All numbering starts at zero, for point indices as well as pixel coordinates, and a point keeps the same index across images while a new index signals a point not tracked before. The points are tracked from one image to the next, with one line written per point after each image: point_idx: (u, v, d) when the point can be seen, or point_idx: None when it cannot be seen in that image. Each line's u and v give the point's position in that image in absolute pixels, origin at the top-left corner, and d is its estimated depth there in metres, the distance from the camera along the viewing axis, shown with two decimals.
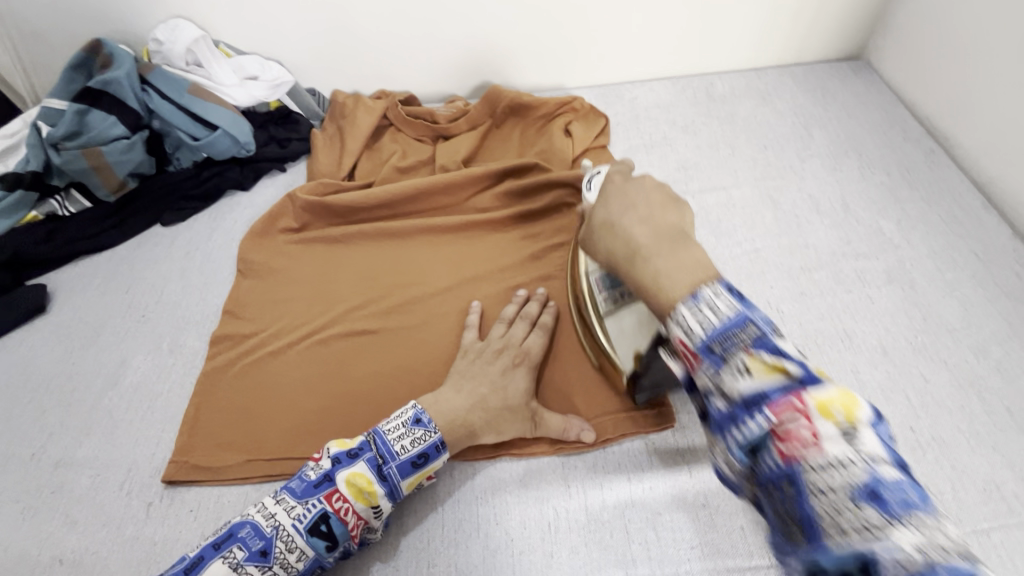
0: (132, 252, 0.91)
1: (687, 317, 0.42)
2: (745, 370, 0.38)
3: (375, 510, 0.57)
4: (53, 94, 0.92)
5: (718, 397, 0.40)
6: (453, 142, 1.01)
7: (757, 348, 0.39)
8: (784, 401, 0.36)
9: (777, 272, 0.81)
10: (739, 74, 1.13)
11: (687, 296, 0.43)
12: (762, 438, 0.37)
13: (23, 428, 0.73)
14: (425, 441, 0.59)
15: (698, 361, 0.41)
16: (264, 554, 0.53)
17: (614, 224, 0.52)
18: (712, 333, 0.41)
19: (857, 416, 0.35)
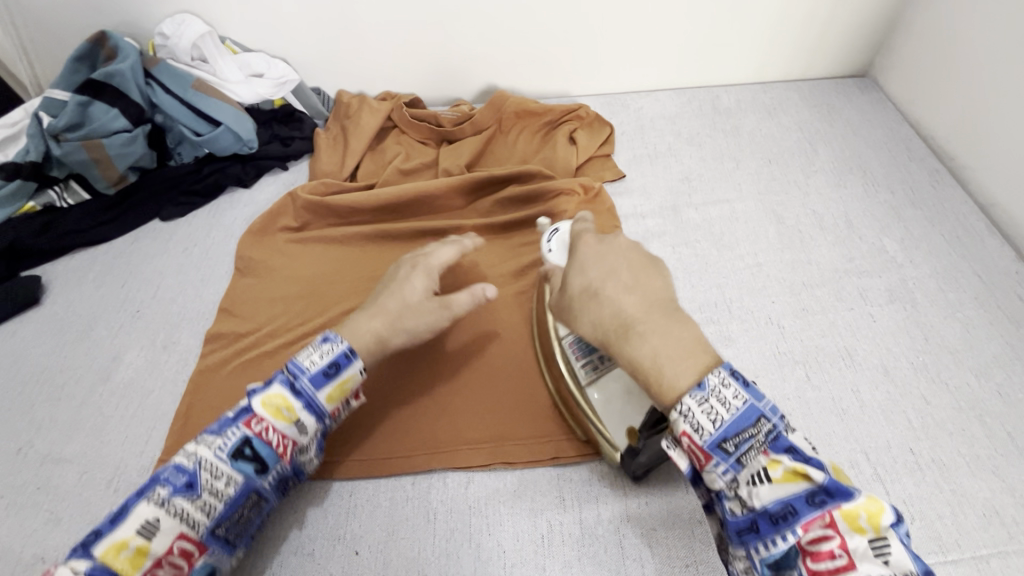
0: (129, 246, 0.91)
1: (697, 412, 0.46)
2: (767, 474, 0.44)
3: (298, 426, 0.57)
4: (56, 85, 0.91)
5: (737, 501, 0.46)
6: (457, 146, 1.01)
7: (773, 450, 0.45)
8: (809, 516, 0.42)
9: (779, 287, 0.80)
10: (746, 88, 1.13)
11: (694, 386, 0.47)
12: (786, 553, 0.43)
13: (11, 422, 0.71)
14: (332, 352, 0.58)
15: (709, 459, 0.46)
16: (190, 486, 0.52)
17: (597, 299, 0.54)
18: (725, 432, 0.46)
19: (880, 522, 0.41)
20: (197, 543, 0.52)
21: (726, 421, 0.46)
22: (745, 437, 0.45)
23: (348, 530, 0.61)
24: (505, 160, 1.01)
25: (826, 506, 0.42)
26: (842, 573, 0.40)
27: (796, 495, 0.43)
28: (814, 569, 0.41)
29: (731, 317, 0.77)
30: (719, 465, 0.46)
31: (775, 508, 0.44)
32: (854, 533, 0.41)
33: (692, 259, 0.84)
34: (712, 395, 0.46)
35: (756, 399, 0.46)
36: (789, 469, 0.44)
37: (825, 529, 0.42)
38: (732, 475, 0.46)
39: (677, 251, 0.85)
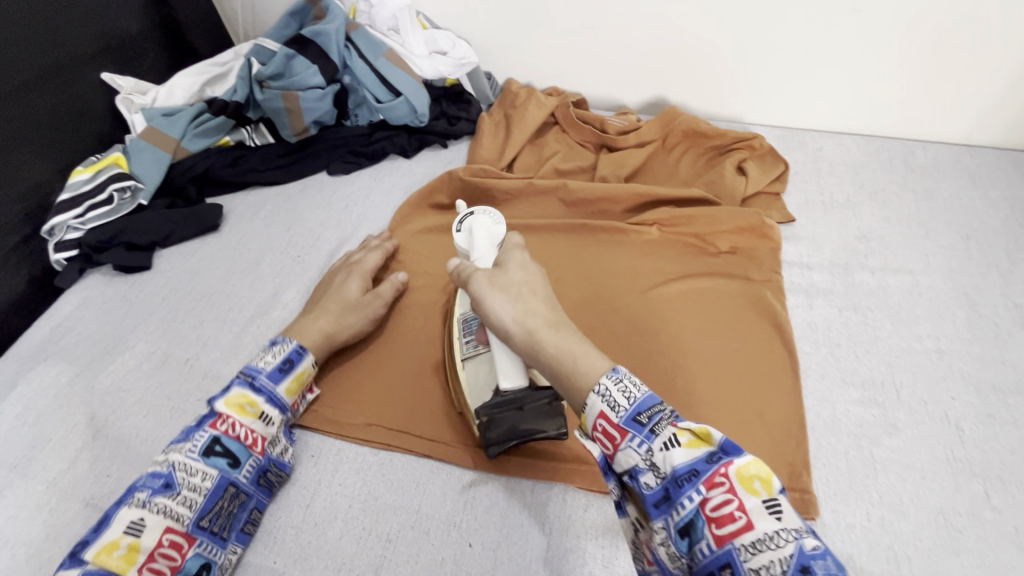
0: (298, 193, 0.97)
1: (613, 390, 0.47)
2: (675, 439, 0.44)
3: (263, 420, 0.63)
4: (268, 36, 0.99)
5: (650, 472, 0.45)
6: (618, 155, 0.98)
7: (678, 422, 0.46)
8: (708, 476, 0.42)
9: (961, 382, 0.71)
10: (947, 147, 1.01)
11: (608, 368, 0.49)
12: (694, 514, 0.42)
13: (183, 333, 0.79)
14: (285, 350, 0.67)
15: (624, 435, 0.46)
16: (167, 486, 0.56)
17: (496, 300, 0.56)
18: (635, 407, 0.46)
19: (772, 487, 0.42)
20: (185, 536, 0.55)
21: (636, 397, 0.47)
22: (657, 410, 0.46)
23: (465, 519, 0.61)
24: (664, 177, 0.97)
25: (724, 463, 0.42)
26: (755, 547, 0.39)
27: (701, 457, 0.43)
28: (720, 535, 0.40)
29: (899, 403, 0.69)
30: (634, 439, 0.45)
31: (682, 469, 0.43)
32: (755, 501, 0.41)
33: (861, 326, 0.77)
34: (621, 377, 0.48)
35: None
36: (696, 434, 0.44)
37: (738, 505, 0.41)
38: (648, 445, 0.45)
39: (844, 313, 0.78)
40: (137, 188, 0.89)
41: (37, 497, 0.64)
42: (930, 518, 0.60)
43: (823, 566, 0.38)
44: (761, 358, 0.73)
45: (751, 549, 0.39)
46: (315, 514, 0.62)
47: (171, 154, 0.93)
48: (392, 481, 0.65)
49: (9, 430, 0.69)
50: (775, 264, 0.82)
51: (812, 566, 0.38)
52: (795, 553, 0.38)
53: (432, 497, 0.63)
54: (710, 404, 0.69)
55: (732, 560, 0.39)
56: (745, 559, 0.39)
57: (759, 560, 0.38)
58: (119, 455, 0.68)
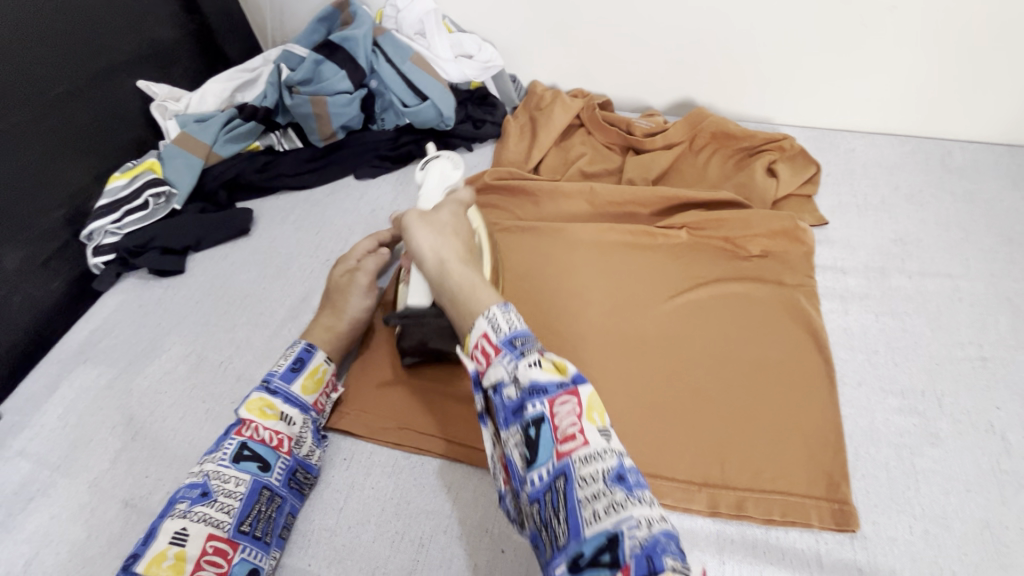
0: (325, 197, 0.98)
1: (499, 317, 0.54)
2: (539, 363, 0.50)
3: (285, 420, 0.64)
4: (297, 42, 1.00)
5: (512, 387, 0.50)
6: (645, 157, 0.97)
7: (547, 352, 0.52)
8: (558, 396, 0.48)
9: (1007, 391, 0.69)
10: (987, 147, 0.98)
11: (498, 304, 0.55)
12: (540, 424, 0.47)
13: (217, 336, 0.81)
14: (293, 351, 0.69)
15: (500, 353, 0.52)
16: (204, 494, 0.56)
17: (420, 231, 0.65)
18: (512, 334, 0.53)
19: (606, 418, 0.49)
20: (228, 542, 0.55)
21: (517, 327, 0.53)
22: (529, 341, 0.52)
23: (497, 526, 0.61)
24: (692, 180, 0.96)
25: (576, 390, 0.49)
26: (588, 462, 0.45)
27: (555, 382, 0.49)
28: (561, 451, 0.46)
29: (941, 412, 0.67)
30: (506, 357, 0.51)
31: (537, 385, 0.49)
32: (595, 429, 0.47)
33: (899, 333, 0.75)
34: (510, 314, 0.54)
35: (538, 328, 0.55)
36: (556, 365, 0.50)
37: (580, 429, 0.47)
38: (516, 363, 0.50)
39: (881, 319, 0.76)
40: (172, 193, 0.91)
41: (79, 496, 0.66)
42: (976, 532, 0.59)
43: (634, 478, 0.45)
44: (795, 365, 0.71)
45: (583, 462, 0.45)
46: (348, 518, 0.63)
47: (204, 159, 0.94)
48: (423, 486, 0.65)
49: (52, 430, 0.71)
50: (808, 268, 0.80)
51: (627, 477, 0.45)
52: (616, 467, 0.45)
53: (464, 503, 0.63)
54: (691, 441, 0.66)
55: (567, 471, 0.45)
56: (578, 470, 0.45)
57: (589, 471, 0.45)
58: (156, 456, 0.69)
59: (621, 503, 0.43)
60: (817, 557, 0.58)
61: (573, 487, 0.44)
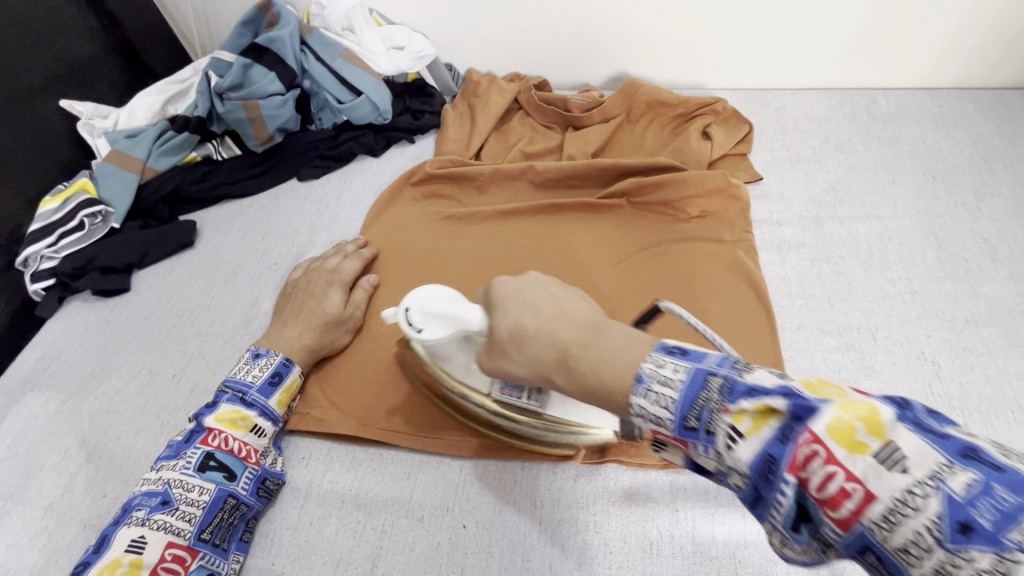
0: (270, 202, 0.97)
1: (648, 407, 0.39)
2: (734, 429, 0.35)
3: (255, 432, 0.64)
4: (224, 48, 0.99)
5: (736, 474, 0.36)
6: (583, 133, 0.98)
7: (732, 399, 0.35)
8: (788, 457, 0.32)
9: (936, 319, 0.72)
10: (909, 92, 1.02)
11: (633, 382, 0.40)
12: (801, 500, 0.33)
13: (168, 350, 0.80)
14: (271, 363, 0.68)
15: (686, 444, 0.38)
16: (164, 503, 0.57)
17: (510, 364, 0.52)
18: (677, 407, 0.37)
19: (881, 425, 0.31)
20: (187, 550, 0.55)
21: (673, 399, 0.38)
22: (699, 401, 0.37)
23: (457, 503, 0.62)
24: (631, 151, 0.97)
25: (802, 429, 0.32)
26: (894, 523, 0.29)
27: (771, 438, 0.33)
28: (840, 519, 0.31)
29: (876, 346, 0.70)
30: (698, 447, 0.37)
31: (759, 461, 0.34)
32: (868, 462, 0.30)
33: (834, 276, 0.77)
34: (652, 383, 0.39)
35: (696, 359, 0.38)
36: (754, 409, 0.34)
37: (844, 481, 0.31)
38: (711, 445, 0.36)
39: (817, 265, 0.79)
40: (109, 212, 0.89)
41: (35, 522, 0.65)
42: None
43: (993, 508, 0.27)
44: (741, 314, 0.74)
45: (886, 528, 0.29)
46: (310, 514, 0.63)
47: (139, 175, 0.93)
48: (383, 474, 0.66)
49: (2, 461, 0.70)
50: (745, 223, 0.83)
51: (977, 521, 0.27)
52: (947, 511, 0.28)
53: (423, 485, 0.64)
54: None
55: (871, 543, 0.30)
56: (886, 540, 0.30)
57: (902, 538, 0.29)
58: (113, 475, 0.68)
59: (986, 565, 0.27)
60: None
61: (902, 565, 0.30)
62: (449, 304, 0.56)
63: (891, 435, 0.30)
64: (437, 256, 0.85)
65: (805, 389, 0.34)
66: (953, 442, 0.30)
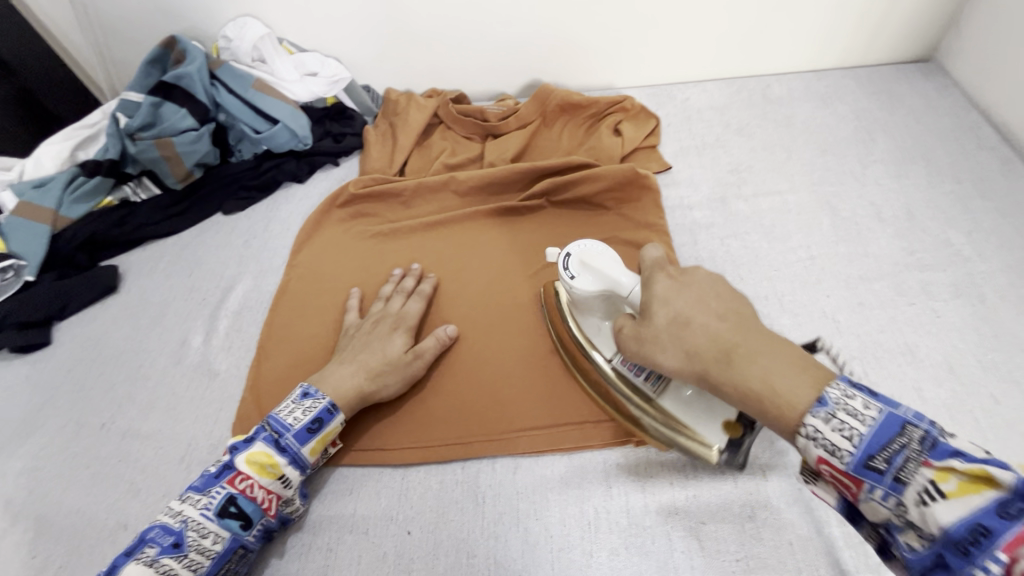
0: (194, 238, 0.96)
1: (826, 431, 0.43)
2: (934, 488, 0.38)
3: (282, 480, 0.60)
4: (130, 88, 0.97)
5: (913, 530, 0.40)
6: (502, 141, 1.01)
7: (935, 458, 0.39)
8: (998, 533, 0.35)
9: (833, 280, 0.78)
10: (798, 76, 1.10)
11: (813, 402, 0.43)
12: None
13: (94, 399, 0.78)
14: (315, 408, 0.63)
15: (860, 483, 0.42)
16: (176, 546, 0.55)
17: (664, 350, 0.51)
18: (863, 445, 0.41)
19: None
20: None
21: (862, 435, 0.41)
22: (895, 447, 0.41)
23: (401, 511, 0.63)
24: (549, 153, 1.01)
25: (1017, 509, 0.35)
26: None
27: (977, 507, 0.36)
28: None
29: (782, 311, 0.75)
30: (873, 488, 0.41)
31: (955, 526, 0.36)
32: None
33: (742, 251, 0.83)
34: (836, 412, 0.43)
35: (894, 406, 0.42)
36: (963, 474, 0.37)
37: None
38: (897, 492, 0.40)
39: (726, 242, 0.84)
40: (21, 266, 0.86)
41: None
42: None
43: None
44: None
45: None
46: None
47: (50, 225, 0.90)
48: (326, 492, 0.66)
49: None
50: (659, 211, 0.87)
51: None
52: None
53: (367, 498, 0.65)
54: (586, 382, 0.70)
55: None
56: None
57: None
58: (45, 533, 0.67)
59: None
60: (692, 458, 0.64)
61: None
62: (609, 262, 0.61)
63: None
64: (366, 274, 0.87)
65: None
66: None
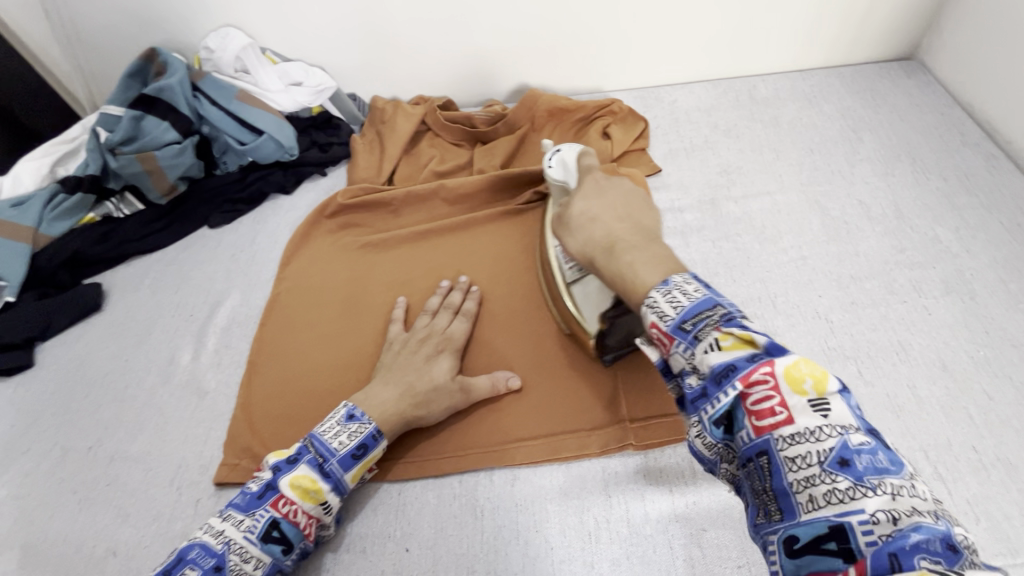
0: (180, 253, 0.94)
1: (661, 301, 0.45)
2: (716, 343, 0.42)
3: (323, 506, 0.59)
4: (110, 102, 0.95)
5: (694, 375, 0.43)
6: (491, 147, 1.01)
7: (726, 325, 0.43)
8: (747, 373, 0.40)
9: (825, 280, 0.78)
10: (783, 76, 1.10)
11: (659, 283, 0.47)
12: (732, 406, 0.41)
13: (80, 422, 0.76)
14: (362, 433, 0.61)
15: (672, 342, 0.44)
16: (218, 570, 0.53)
17: (573, 230, 0.59)
18: (682, 314, 0.44)
19: (825, 386, 0.39)
20: None
21: (684, 306, 0.44)
22: (703, 316, 0.44)
23: (399, 528, 0.62)
24: (538, 158, 1.00)
25: (769, 362, 0.40)
26: (795, 441, 0.38)
27: (742, 358, 0.41)
28: (758, 426, 0.40)
29: (776, 312, 0.75)
30: (681, 347, 0.44)
31: (721, 368, 0.41)
32: (799, 400, 0.39)
33: (733, 253, 0.83)
34: (674, 288, 0.46)
35: (715, 293, 0.45)
36: (738, 338, 0.42)
37: (779, 402, 0.39)
38: (690, 350, 0.43)
39: (718, 245, 0.84)
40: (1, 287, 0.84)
41: None
42: None
43: (869, 461, 0.36)
44: None
45: (790, 441, 0.38)
46: None
47: (30, 244, 0.88)
48: None
49: None
50: None
51: (856, 462, 0.36)
52: (837, 448, 0.37)
53: (363, 516, 0.64)
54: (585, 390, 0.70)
55: (767, 447, 0.39)
56: (783, 449, 0.39)
57: (803, 455, 0.38)
58: (32, 562, 0.65)
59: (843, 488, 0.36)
60: (690, 463, 0.63)
61: (779, 469, 0.39)
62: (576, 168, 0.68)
63: (827, 393, 0.39)
64: (355, 287, 0.85)
65: (779, 346, 0.42)
66: (865, 422, 0.39)
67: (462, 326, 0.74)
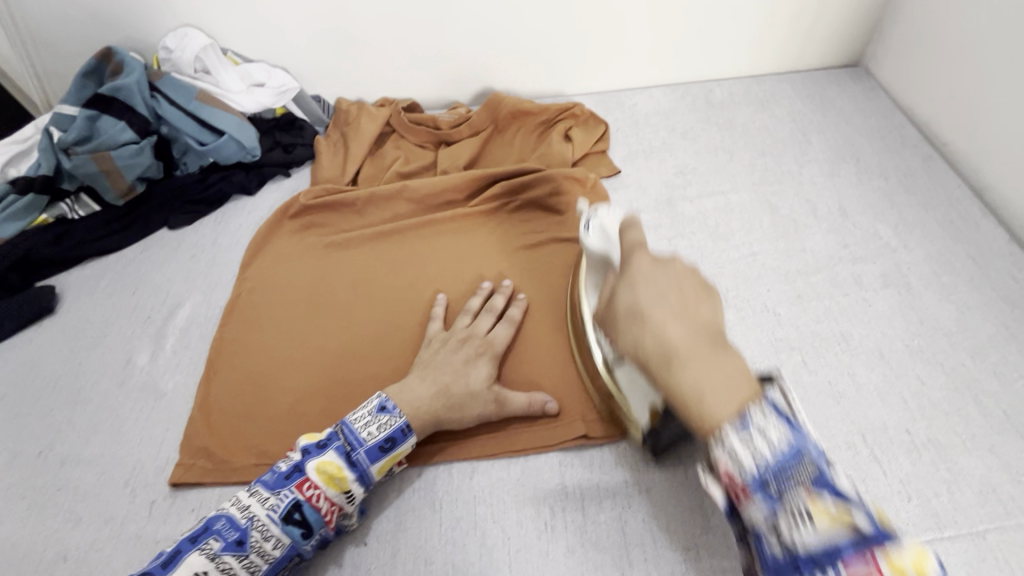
0: (138, 255, 0.93)
1: (736, 445, 0.41)
2: (808, 516, 0.39)
3: (346, 494, 0.58)
4: (64, 101, 0.94)
5: (771, 540, 0.41)
6: (455, 149, 1.02)
7: (817, 490, 0.40)
8: (853, 561, 0.37)
9: (773, 274, 0.82)
10: (738, 81, 1.14)
11: (735, 420, 0.42)
12: None
13: (30, 427, 0.74)
14: (391, 425, 0.61)
15: (747, 494, 0.41)
16: (239, 544, 0.55)
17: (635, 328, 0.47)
18: (715, 338, 0.46)
19: (925, 568, 0.37)
20: None
21: (766, 458, 0.41)
22: (789, 475, 0.40)
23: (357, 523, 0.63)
24: (501, 160, 1.02)
25: (876, 554, 0.37)
26: None
27: (845, 538, 0.38)
28: None
29: (727, 306, 0.78)
30: (759, 504, 0.41)
31: (820, 549, 0.38)
32: None
33: (688, 250, 0.86)
34: (755, 432, 0.41)
35: (802, 434, 0.42)
36: (833, 510, 0.39)
37: None
38: (772, 512, 0.41)
39: (674, 243, 0.87)
40: None
41: None
42: None
43: None
44: None
45: None
46: None
47: None
48: None
49: None
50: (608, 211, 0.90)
51: None
52: None
53: None
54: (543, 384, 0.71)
55: None
56: None
57: None
58: None
59: None
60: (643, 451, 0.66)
61: None
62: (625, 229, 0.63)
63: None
64: (318, 283, 0.86)
65: (881, 523, 0.39)
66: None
67: (505, 332, 0.72)
